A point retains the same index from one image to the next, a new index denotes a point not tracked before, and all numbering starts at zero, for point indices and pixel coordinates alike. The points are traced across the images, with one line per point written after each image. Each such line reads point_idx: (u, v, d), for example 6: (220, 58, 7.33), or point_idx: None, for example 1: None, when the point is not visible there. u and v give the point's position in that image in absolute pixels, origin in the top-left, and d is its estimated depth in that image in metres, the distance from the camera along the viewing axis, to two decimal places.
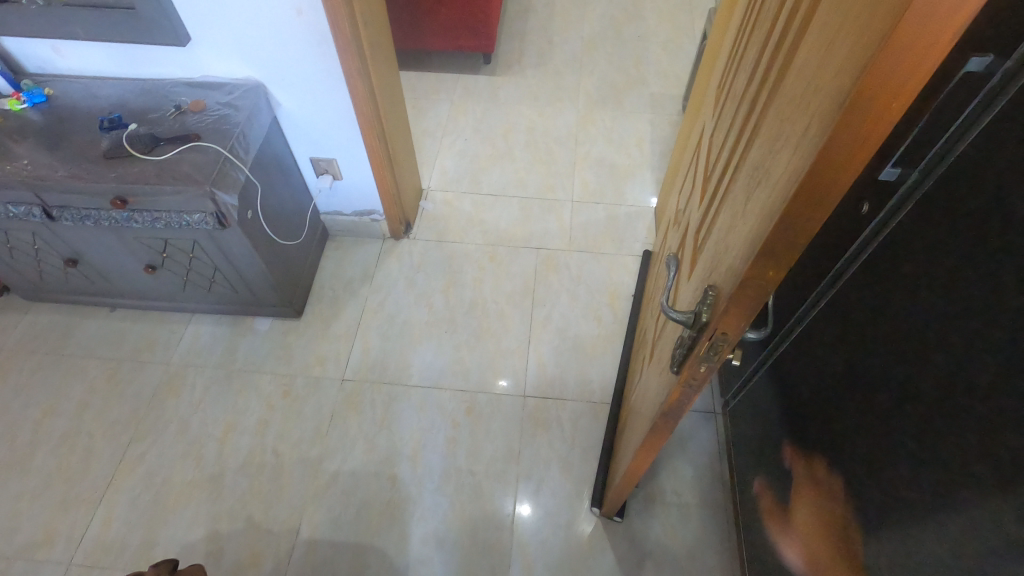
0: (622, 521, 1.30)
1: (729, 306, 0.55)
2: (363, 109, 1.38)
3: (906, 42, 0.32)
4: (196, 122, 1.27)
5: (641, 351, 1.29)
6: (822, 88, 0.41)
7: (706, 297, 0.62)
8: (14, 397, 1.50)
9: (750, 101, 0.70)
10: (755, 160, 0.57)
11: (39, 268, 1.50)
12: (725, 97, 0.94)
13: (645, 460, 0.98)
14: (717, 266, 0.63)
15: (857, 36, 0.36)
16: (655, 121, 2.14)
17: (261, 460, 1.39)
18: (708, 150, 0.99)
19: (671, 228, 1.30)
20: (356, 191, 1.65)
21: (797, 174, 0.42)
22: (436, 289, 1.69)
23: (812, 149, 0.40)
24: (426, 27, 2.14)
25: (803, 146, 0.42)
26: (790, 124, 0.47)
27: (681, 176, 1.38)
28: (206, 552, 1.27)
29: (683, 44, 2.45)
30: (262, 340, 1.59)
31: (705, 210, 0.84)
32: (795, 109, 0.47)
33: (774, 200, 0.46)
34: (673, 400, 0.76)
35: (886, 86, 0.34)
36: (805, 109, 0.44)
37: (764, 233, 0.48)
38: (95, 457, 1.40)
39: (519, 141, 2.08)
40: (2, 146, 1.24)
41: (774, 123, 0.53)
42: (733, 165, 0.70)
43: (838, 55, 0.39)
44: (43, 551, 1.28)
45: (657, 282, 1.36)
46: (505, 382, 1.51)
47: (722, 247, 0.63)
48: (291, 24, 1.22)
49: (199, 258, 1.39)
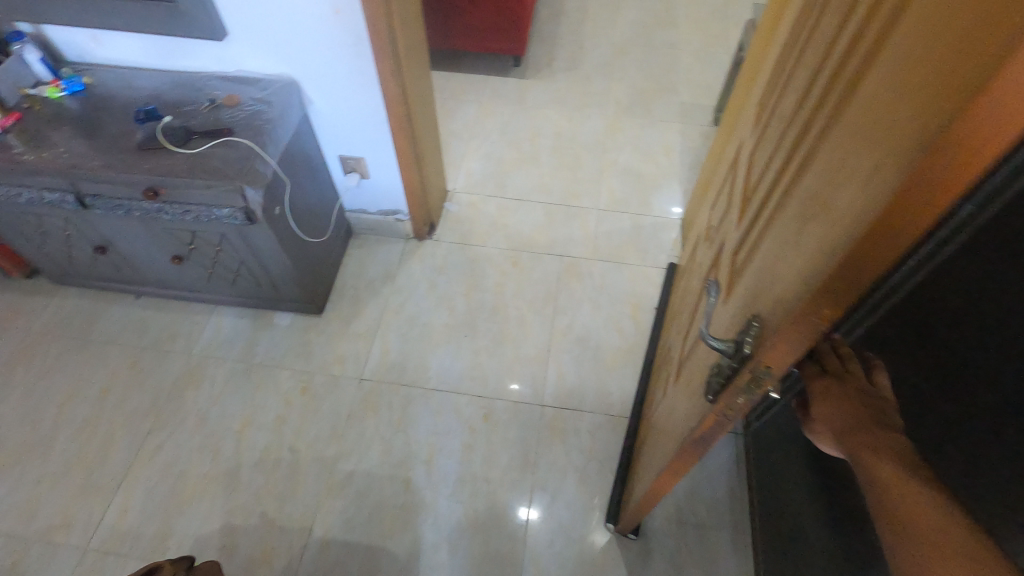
0: (637, 539, 1.28)
1: (777, 342, 0.53)
2: (394, 110, 1.38)
3: (1000, 90, 0.30)
4: (229, 117, 1.27)
5: (664, 367, 1.27)
6: (894, 128, 0.39)
7: (750, 330, 0.60)
8: (39, 380, 1.52)
9: (800, 126, 0.68)
10: (808, 190, 0.55)
11: (69, 254, 1.52)
12: (768, 118, 0.91)
13: (667, 483, 0.96)
14: (762, 297, 0.61)
15: (942, 77, 0.34)
16: (685, 131, 2.11)
17: (277, 457, 1.39)
18: (747, 169, 0.96)
19: (703, 244, 1.27)
20: (382, 190, 1.64)
21: (865, 217, 0.40)
22: (457, 292, 1.68)
23: (885, 192, 0.38)
24: (458, 27, 2.14)
25: (871, 186, 0.40)
26: (853, 160, 0.45)
27: (714, 190, 1.35)
28: (219, 546, 1.27)
29: (716, 53, 2.41)
30: (283, 336, 1.59)
31: (745, 235, 0.82)
32: (859, 143, 0.45)
33: (835, 238, 0.44)
34: (706, 428, 0.74)
35: (973, 135, 0.32)
36: (873, 146, 0.42)
37: (820, 271, 0.46)
38: (115, 444, 1.42)
39: (545, 146, 2.07)
40: (40, 133, 1.25)
41: (833, 153, 0.51)
42: (779, 191, 0.68)
43: (914, 94, 0.37)
44: (60, 535, 1.29)
45: (683, 300, 1.34)
46: (518, 386, 1.50)
47: (767, 276, 0.61)
48: (328, 23, 1.21)
49: (226, 252, 1.40)
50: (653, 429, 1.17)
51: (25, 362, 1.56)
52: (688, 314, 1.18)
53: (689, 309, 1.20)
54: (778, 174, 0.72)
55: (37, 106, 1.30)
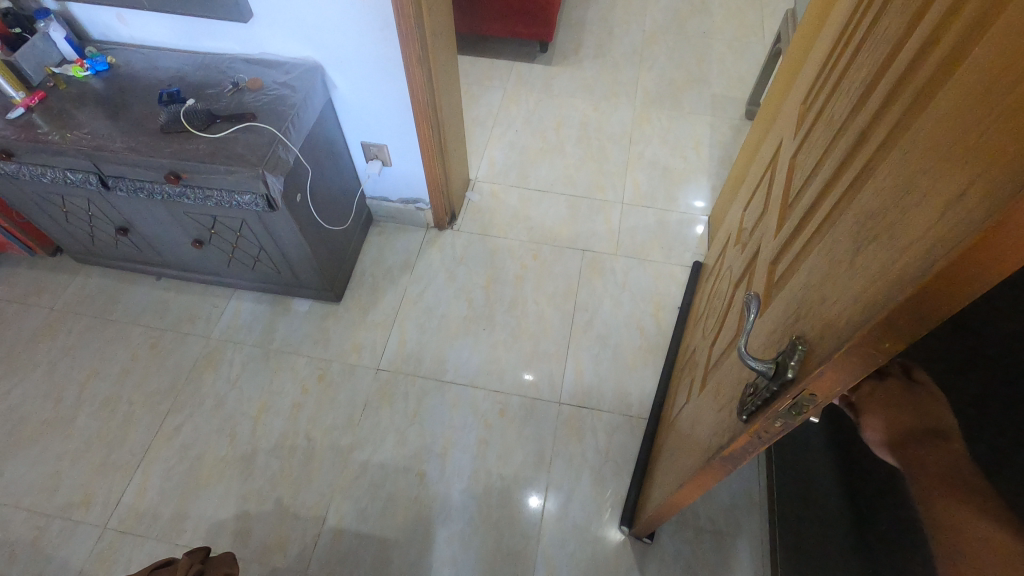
0: (652, 543, 1.26)
1: (823, 370, 0.50)
2: (419, 98, 1.35)
3: None
4: (252, 101, 1.25)
5: (688, 372, 1.23)
6: (980, 156, 0.36)
7: (792, 351, 0.56)
8: (61, 357, 1.54)
9: (852, 137, 0.64)
10: (865, 210, 0.52)
11: (92, 233, 1.52)
12: (813, 122, 0.87)
13: (687, 494, 0.94)
14: (807, 317, 0.57)
15: None
16: (715, 125, 2.05)
17: (293, 444, 1.39)
18: (788, 174, 0.92)
19: (733, 247, 1.23)
20: (404, 178, 1.62)
21: (943, 251, 0.37)
22: (476, 284, 1.65)
23: (971, 227, 0.35)
24: (485, 11, 2.09)
25: (950, 218, 0.37)
26: (923, 185, 0.42)
27: (746, 190, 1.31)
28: (234, 530, 1.28)
29: (750, 44, 2.33)
30: (301, 322, 1.59)
31: (784, 246, 0.78)
32: (932, 167, 0.42)
33: (901, 269, 0.41)
34: (736, 446, 0.71)
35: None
36: (952, 172, 0.38)
37: (880, 303, 0.43)
38: (134, 424, 1.43)
39: (570, 136, 2.02)
40: (64, 113, 1.25)
41: (897, 173, 0.47)
42: (828, 205, 0.65)
43: (1007, 120, 0.34)
44: (80, 512, 1.31)
45: (709, 303, 1.30)
46: (531, 375, 1.49)
47: (812, 296, 0.58)
48: (355, 6, 1.18)
49: (246, 237, 1.39)
50: (674, 434, 1.15)
51: (49, 339, 1.57)
52: (715, 318, 1.15)
53: (716, 314, 1.16)
54: (825, 186, 0.69)
55: (62, 85, 1.29)
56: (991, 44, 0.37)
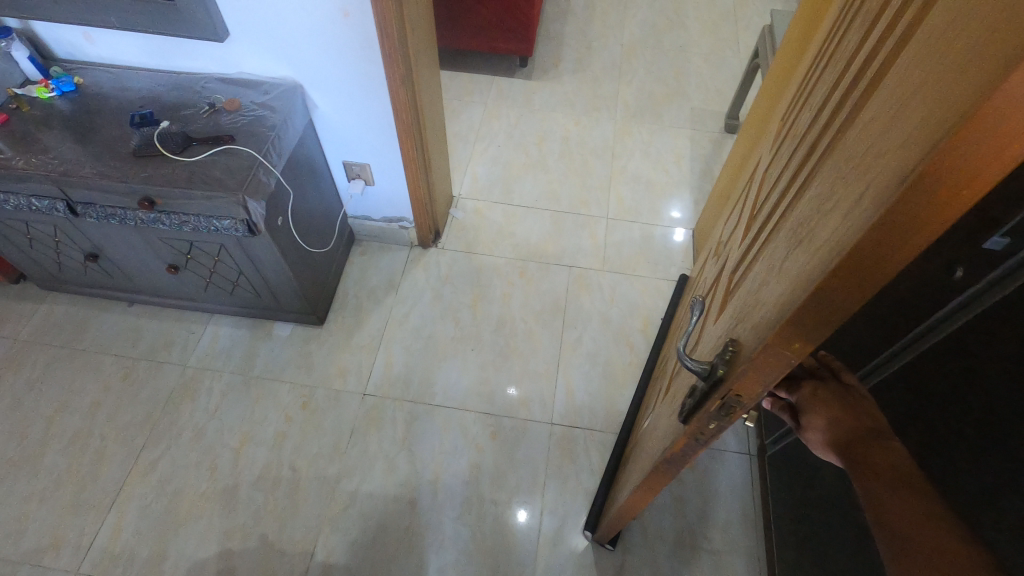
0: (614, 550, 1.25)
1: (747, 369, 0.49)
2: (403, 117, 1.32)
3: (996, 114, 0.26)
4: (229, 122, 1.21)
5: (658, 379, 1.22)
6: (904, 130, 0.33)
7: (724, 352, 0.56)
8: (26, 390, 1.46)
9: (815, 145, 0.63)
10: (800, 217, 0.51)
11: (59, 260, 1.45)
12: (785, 136, 0.87)
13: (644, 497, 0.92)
14: (742, 319, 0.56)
15: (941, 98, 0.30)
16: (695, 138, 2.07)
17: (277, 475, 1.34)
18: (760, 185, 0.92)
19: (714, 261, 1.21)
20: (387, 197, 1.59)
21: (839, 248, 0.36)
22: (463, 303, 1.63)
23: (861, 222, 0.34)
24: (464, 26, 2.07)
25: (853, 214, 0.36)
26: (842, 188, 0.41)
27: (730, 205, 1.31)
28: (217, 570, 1.22)
29: (726, 57, 2.37)
30: (283, 346, 1.54)
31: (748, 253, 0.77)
32: (853, 171, 0.41)
33: (810, 268, 0.40)
34: (676, 448, 0.70)
35: (995, 131, 0.26)
36: (863, 173, 0.38)
37: (789, 302, 0.42)
38: (107, 459, 1.36)
39: (553, 150, 2.01)
40: (28, 136, 1.19)
41: (828, 179, 0.46)
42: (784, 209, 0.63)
43: (932, 93, 0.31)
44: (50, 557, 1.24)
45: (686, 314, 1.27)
46: (513, 389, 1.48)
47: (750, 300, 0.57)
48: (337, 25, 1.15)
49: (224, 262, 1.34)
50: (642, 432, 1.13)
51: (12, 372, 1.49)
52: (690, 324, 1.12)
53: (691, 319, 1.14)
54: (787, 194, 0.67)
55: (25, 107, 1.23)
56: (917, 46, 0.37)
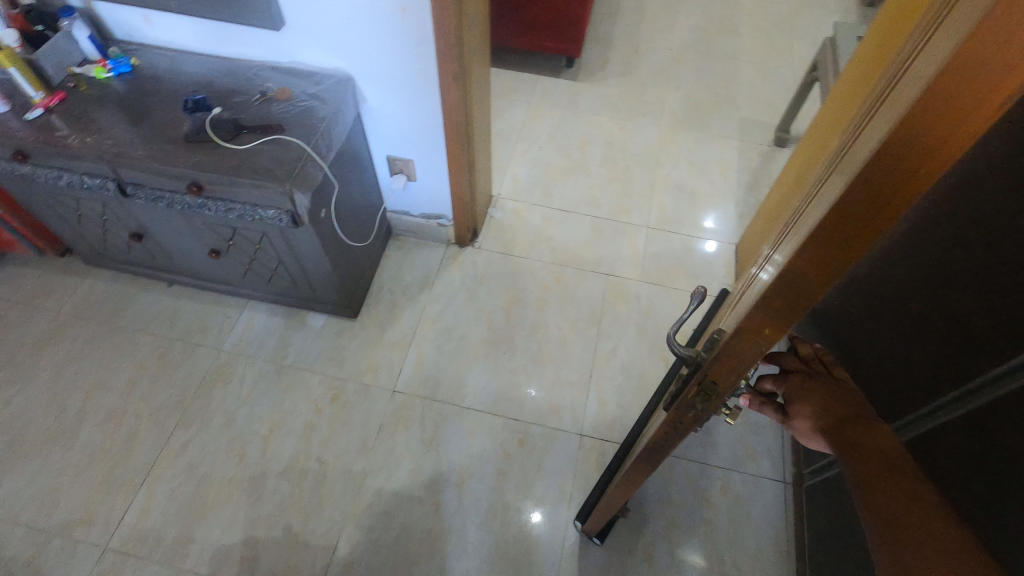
0: (599, 545, 1.25)
1: (731, 346, 0.51)
2: (452, 115, 1.30)
3: (950, 84, 0.27)
4: (280, 112, 1.21)
5: None
6: (889, 110, 0.34)
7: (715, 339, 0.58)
8: (66, 365, 1.49)
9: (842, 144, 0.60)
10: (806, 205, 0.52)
11: (105, 238, 1.47)
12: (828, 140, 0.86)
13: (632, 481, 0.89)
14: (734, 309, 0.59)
15: (921, 72, 0.31)
16: (742, 150, 2.01)
17: (304, 467, 1.34)
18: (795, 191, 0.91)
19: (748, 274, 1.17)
20: (428, 194, 1.57)
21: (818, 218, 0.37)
22: (497, 305, 1.61)
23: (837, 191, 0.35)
24: (513, 24, 2.05)
25: (836, 185, 0.37)
26: (838, 169, 0.42)
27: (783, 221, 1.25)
28: (240, 557, 1.23)
29: (779, 67, 2.30)
30: (315, 337, 1.54)
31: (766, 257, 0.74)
32: (846, 155, 0.42)
33: (795, 239, 0.41)
34: (660, 438, 0.72)
35: (964, 85, 0.26)
36: (852, 154, 0.39)
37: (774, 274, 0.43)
38: (140, 438, 1.39)
39: (595, 154, 1.98)
40: (85, 115, 1.20)
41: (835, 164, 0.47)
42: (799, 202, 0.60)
43: (926, 57, 0.32)
44: (80, 531, 1.26)
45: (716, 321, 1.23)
46: (533, 390, 1.47)
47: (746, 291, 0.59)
48: (393, 20, 1.14)
49: (265, 250, 1.34)
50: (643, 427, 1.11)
51: (54, 346, 1.53)
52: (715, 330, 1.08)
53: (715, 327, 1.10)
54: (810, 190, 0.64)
55: (83, 86, 1.24)
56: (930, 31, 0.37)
